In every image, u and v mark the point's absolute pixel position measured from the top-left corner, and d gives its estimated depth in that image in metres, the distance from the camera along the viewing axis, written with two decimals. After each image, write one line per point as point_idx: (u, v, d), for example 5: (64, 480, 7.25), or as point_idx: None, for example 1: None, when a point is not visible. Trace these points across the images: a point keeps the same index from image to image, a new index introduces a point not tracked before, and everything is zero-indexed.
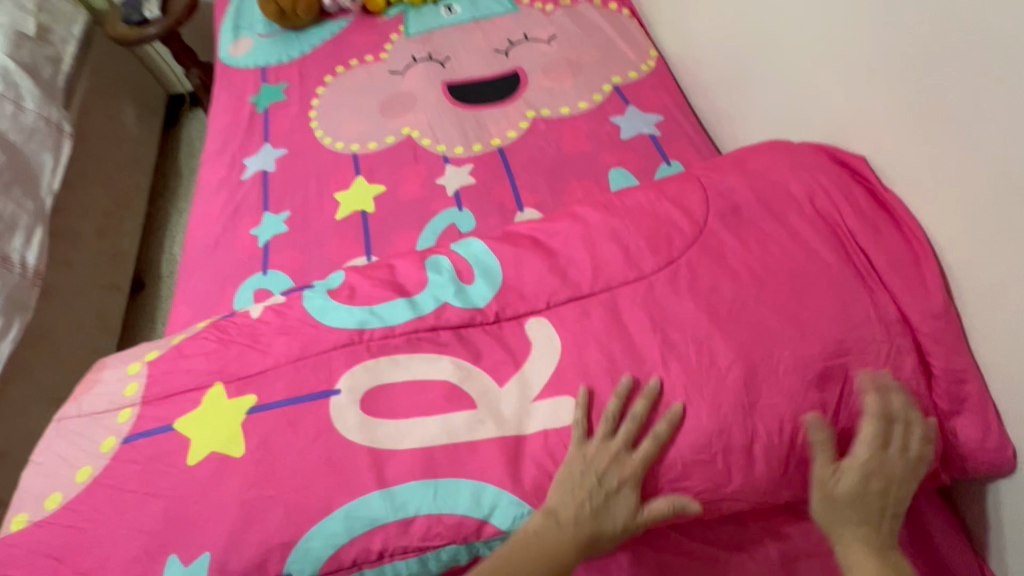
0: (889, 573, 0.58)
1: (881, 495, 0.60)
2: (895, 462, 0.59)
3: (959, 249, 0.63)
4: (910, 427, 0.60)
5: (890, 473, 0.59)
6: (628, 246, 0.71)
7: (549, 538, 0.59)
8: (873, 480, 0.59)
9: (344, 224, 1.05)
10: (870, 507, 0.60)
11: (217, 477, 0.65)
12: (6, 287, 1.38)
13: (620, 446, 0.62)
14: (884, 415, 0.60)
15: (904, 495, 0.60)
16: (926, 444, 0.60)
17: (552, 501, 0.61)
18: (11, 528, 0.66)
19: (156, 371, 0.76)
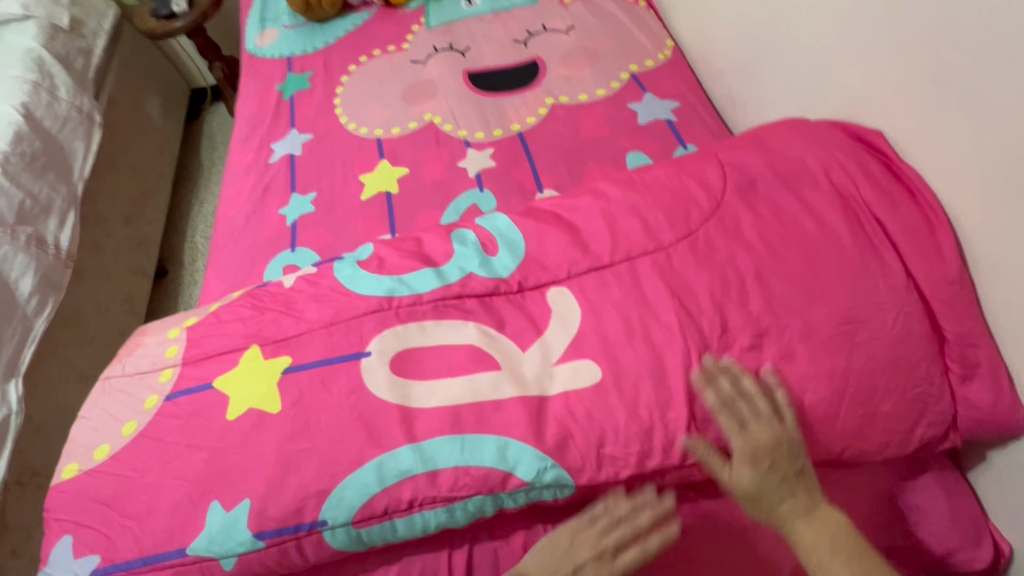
0: (827, 537, 0.59)
1: (777, 467, 0.60)
2: (759, 437, 0.60)
3: (974, 217, 0.64)
4: (755, 400, 0.61)
5: (766, 444, 0.60)
6: (647, 219, 0.74)
7: None
8: (760, 464, 0.60)
9: (370, 205, 1.09)
10: (779, 480, 0.60)
11: (256, 431, 0.68)
12: (41, 267, 1.43)
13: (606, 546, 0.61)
14: (724, 403, 0.61)
15: (796, 451, 0.60)
16: (761, 401, 0.61)
17: (522, 566, 0.62)
18: (62, 477, 0.70)
19: (195, 335, 0.80)
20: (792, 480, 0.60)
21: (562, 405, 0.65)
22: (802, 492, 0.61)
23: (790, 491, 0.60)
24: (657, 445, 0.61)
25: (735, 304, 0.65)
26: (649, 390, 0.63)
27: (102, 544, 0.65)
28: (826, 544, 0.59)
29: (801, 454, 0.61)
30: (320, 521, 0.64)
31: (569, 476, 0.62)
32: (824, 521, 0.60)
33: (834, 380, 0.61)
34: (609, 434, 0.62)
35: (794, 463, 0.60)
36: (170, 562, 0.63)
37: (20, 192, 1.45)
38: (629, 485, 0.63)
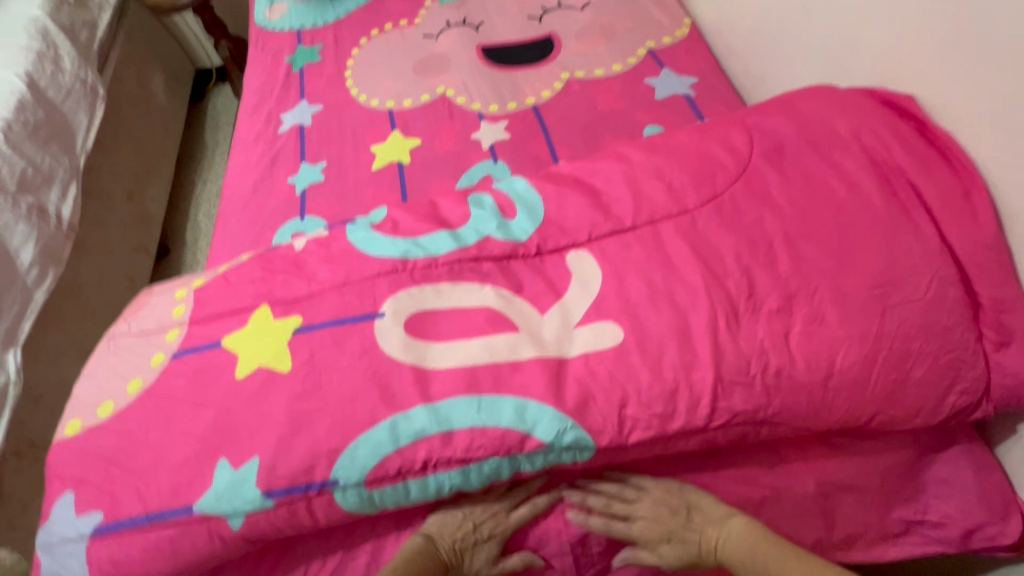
0: (763, 541, 0.59)
1: (671, 522, 0.62)
2: (639, 511, 0.63)
3: (1009, 178, 0.62)
4: (610, 499, 0.64)
5: (649, 511, 0.62)
6: (671, 182, 0.72)
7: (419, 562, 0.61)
8: (657, 529, 0.62)
9: (381, 175, 1.07)
10: (677, 527, 0.62)
11: (266, 389, 0.66)
12: (42, 237, 1.39)
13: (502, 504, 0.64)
14: (598, 520, 0.63)
15: (670, 497, 0.63)
16: (618, 491, 0.64)
17: (430, 528, 0.64)
18: (65, 433, 0.69)
19: (202, 295, 0.78)
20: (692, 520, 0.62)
21: (582, 367, 0.63)
22: (707, 523, 0.62)
23: (697, 527, 0.62)
24: (682, 407, 0.59)
25: (762, 266, 0.64)
26: (674, 351, 0.61)
27: (105, 501, 0.63)
28: (750, 550, 0.59)
29: (681, 492, 0.63)
30: (332, 481, 0.62)
31: (590, 438, 0.60)
32: (740, 529, 0.60)
33: (864, 344, 0.59)
34: (631, 396, 0.60)
35: (681, 503, 0.63)
36: (175, 520, 0.61)
37: (22, 160, 1.41)
38: (651, 449, 0.61)
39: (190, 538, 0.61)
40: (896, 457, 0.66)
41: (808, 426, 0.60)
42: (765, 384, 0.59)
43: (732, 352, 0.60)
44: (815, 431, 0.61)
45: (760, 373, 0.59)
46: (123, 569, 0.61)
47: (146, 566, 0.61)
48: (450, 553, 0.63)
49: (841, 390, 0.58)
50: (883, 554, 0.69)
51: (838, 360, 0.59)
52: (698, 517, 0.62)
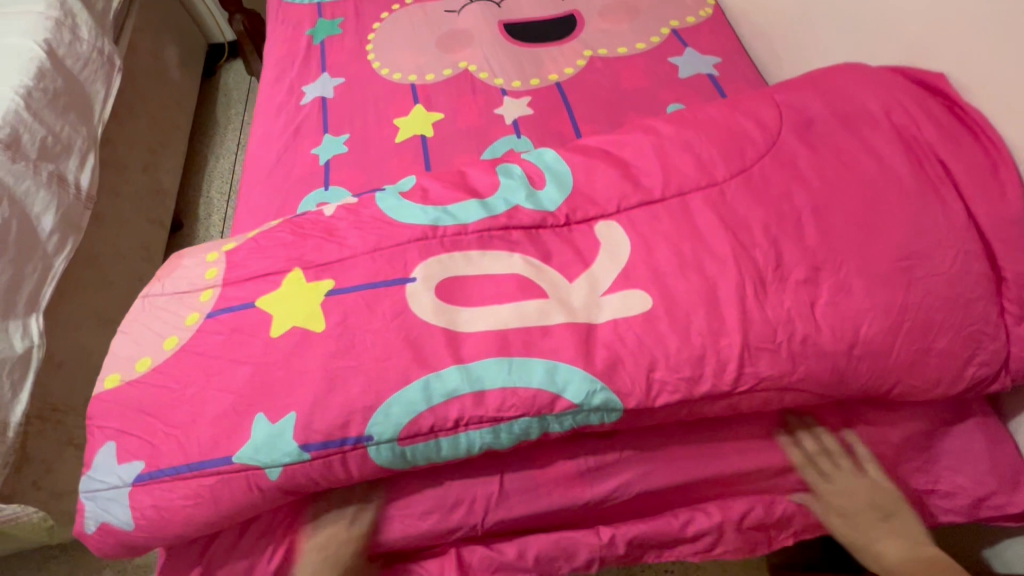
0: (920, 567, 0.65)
1: (860, 514, 0.67)
2: (833, 490, 0.68)
3: None
4: (831, 457, 0.68)
5: (844, 498, 0.67)
6: (700, 156, 0.73)
7: None
8: (840, 511, 0.68)
9: (404, 148, 1.08)
10: (863, 521, 0.67)
11: (301, 348, 0.68)
12: (61, 205, 1.38)
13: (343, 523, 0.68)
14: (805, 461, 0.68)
15: (880, 493, 0.67)
16: (841, 455, 0.68)
17: None
18: (104, 386, 0.71)
19: (235, 258, 0.79)
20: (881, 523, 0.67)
21: (611, 332, 0.64)
22: (887, 529, 0.67)
23: (876, 530, 0.67)
24: (709, 371, 0.61)
25: (790, 238, 0.65)
26: (702, 318, 0.62)
27: (147, 451, 0.65)
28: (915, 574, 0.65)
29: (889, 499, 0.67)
30: (366, 436, 0.63)
31: (618, 400, 0.62)
32: (919, 554, 0.66)
33: (889, 314, 0.60)
34: (660, 360, 0.62)
35: (881, 508, 0.67)
36: (215, 469, 0.63)
37: (42, 128, 1.39)
38: (676, 412, 0.63)
39: (229, 488, 0.63)
40: (911, 428, 0.68)
41: (831, 394, 0.62)
42: (791, 351, 0.60)
43: (759, 320, 0.61)
44: (837, 398, 0.63)
45: (786, 340, 0.60)
46: (165, 515, 0.63)
47: (187, 512, 0.63)
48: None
49: (864, 358, 0.60)
50: None
51: (864, 330, 0.60)
52: (889, 523, 0.67)
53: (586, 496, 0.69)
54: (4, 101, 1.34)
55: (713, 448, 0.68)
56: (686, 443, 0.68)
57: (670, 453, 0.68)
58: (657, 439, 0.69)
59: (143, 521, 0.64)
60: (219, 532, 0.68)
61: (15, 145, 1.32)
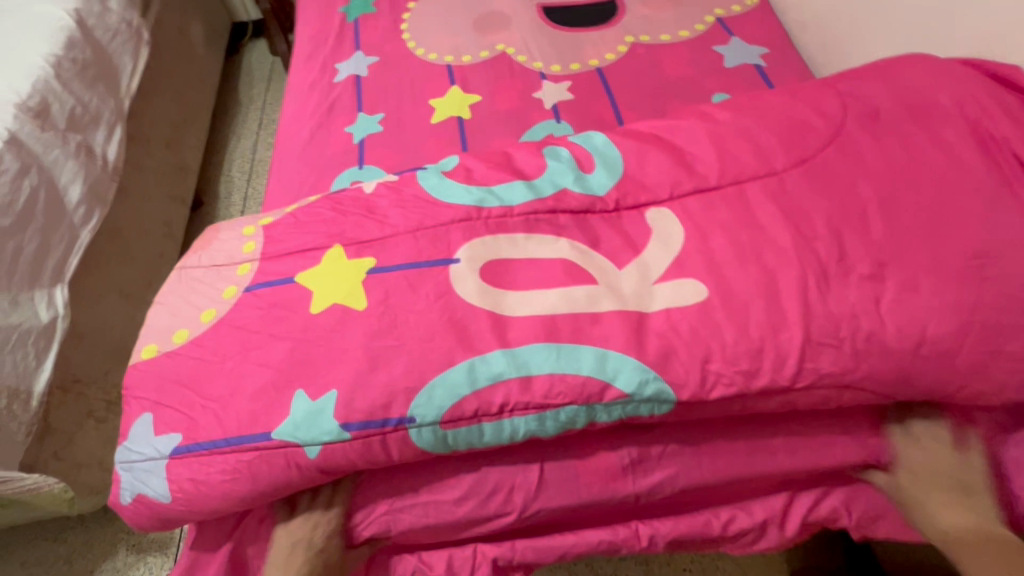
0: (982, 543, 0.60)
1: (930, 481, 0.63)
2: (916, 453, 0.64)
3: None
4: (931, 429, 0.64)
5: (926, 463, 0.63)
6: (757, 146, 0.71)
7: None
8: (914, 474, 0.64)
9: (441, 129, 1.05)
10: (933, 484, 0.63)
11: (342, 325, 0.66)
12: (88, 177, 1.37)
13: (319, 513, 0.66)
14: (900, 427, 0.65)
15: (967, 475, 0.61)
16: (943, 431, 0.63)
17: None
18: (141, 357, 0.70)
19: (273, 233, 0.78)
20: (958, 498, 0.61)
21: (664, 321, 0.62)
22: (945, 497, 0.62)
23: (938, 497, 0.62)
24: (767, 365, 0.58)
25: (854, 231, 0.62)
26: (760, 310, 0.60)
27: (184, 424, 0.64)
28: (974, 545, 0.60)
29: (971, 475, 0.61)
30: (408, 418, 0.62)
31: (671, 391, 0.60)
32: (987, 536, 0.60)
33: (960, 313, 0.57)
34: (715, 352, 0.59)
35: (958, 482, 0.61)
36: (254, 445, 0.61)
37: (71, 98, 1.38)
38: (729, 406, 0.61)
39: (268, 464, 0.61)
40: None
41: (891, 394, 0.60)
42: (854, 348, 0.58)
43: (821, 314, 0.59)
44: (895, 400, 0.61)
45: (849, 337, 0.58)
46: (202, 490, 0.62)
47: (224, 488, 0.62)
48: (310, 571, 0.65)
49: (931, 358, 0.57)
50: None
51: (931, 329, 0.57)
52: (966, 503, 0.61)
53: (627, 490, 0.67)
54: (34, 69, 1.33)
55: (762, 446, 0.66)
56: (733, 440, 0.66)
57: (715, 448, 0.66)
58: (703, 435, 0.67)
59: (179, 494, 0.62)
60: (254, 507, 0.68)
61: (44, 114, 1.31)
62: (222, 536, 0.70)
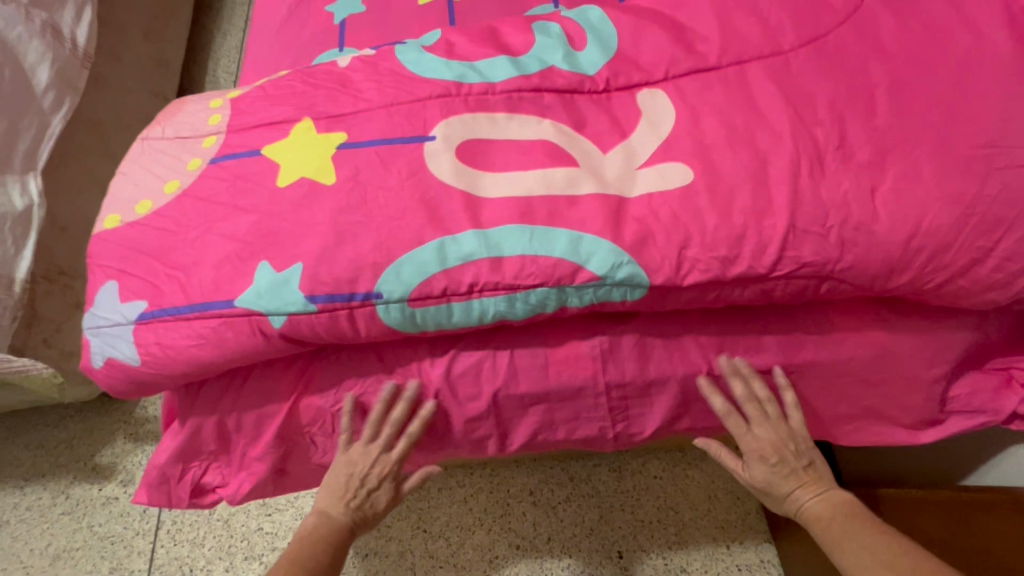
0: (837, 509, 0.65)
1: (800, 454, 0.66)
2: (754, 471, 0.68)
3: None
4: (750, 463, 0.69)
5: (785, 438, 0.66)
6: (766, 23, 0.64)
7: (321, 530, 0.70)
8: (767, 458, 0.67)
9: (428, 11, 0.96)
10: (792, 476, 0.67)
11: (309, 200, 0.63)
12: (57, 59, 1.28)
13: (343, 446, 0.70)
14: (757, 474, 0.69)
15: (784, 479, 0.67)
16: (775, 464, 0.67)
17: (323, 504, 0.71)
18: (104, 226, 0.68)
19: (240, 106, 0.73)
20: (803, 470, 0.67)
21: (644, 206, 0.59)
22: (813, 481, 0.67)
23: (802, 485, 0.67)
24: (747, 252, 0.56)
25: (857, 116, 0.58)
26: (746, 195, 0.57)
27: (149, 291, 0.63)
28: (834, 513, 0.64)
29: (810, 450, 0.66)
30: (376, 294, 0.60)
31: (644, 275, 0.58)
32: (839, 501, 0.65)
33: (957, 205, 0.54)
34: (694, 237, 0.57)
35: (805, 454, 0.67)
36: (217, 311, 0.60)
37: None
38: (703, 296, 0.59)
39: (232, 331, 0.61)
40: (949, 340, 0.64)
41: (871, 289, 0.58)
42: (840, 237, 0.55)
43: (810, 201, 0.56)
44: (878, 294, 0.59)
45: (837, 225, 0.55)
46: (169, 354, 0.62)
47: (191, 354, 0.62)
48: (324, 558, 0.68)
49: (920, 251, 0.55)
50: (916, 436, 0.71)
51: (925, 221, 0.54)
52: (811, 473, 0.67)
53: (595, 379, 0.67)
54: None
55: (733, 342, 0.65)
56: (704, 334, 0.66)
57: (686, 343, 0.66)
58: (678, 329, 0.66)
59: (147, 358, 0.62)
60: (237, 369, 0.69)
61: None
62: (207, 411, 0.70)
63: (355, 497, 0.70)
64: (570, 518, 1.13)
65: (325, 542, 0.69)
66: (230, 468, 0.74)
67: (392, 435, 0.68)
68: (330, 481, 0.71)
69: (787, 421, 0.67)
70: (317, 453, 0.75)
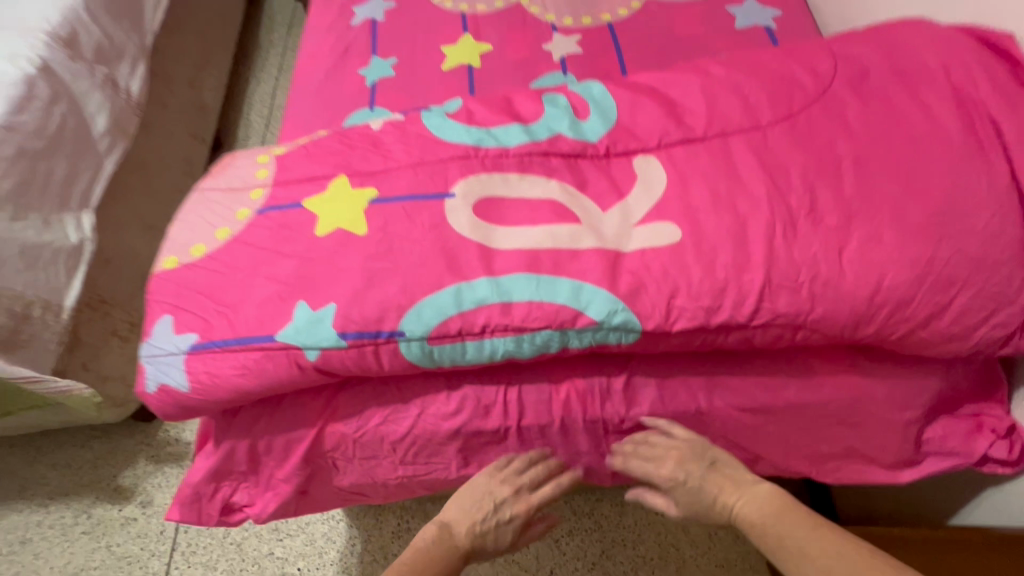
0: (767, 501, 0.66)
1: (701, 462, 0.71)
2: (678, 494, 0.72)
3: None
4: (672, 489, 0.72)
5: (680, 455, 0.71)
6: (746, 100, 0.73)
7: (441, 548, 0.71)
8: (677, 479, 0.71)
9: (451, 76, 1.08)
10: (710, 483, 0.70)
11: (343, 247, 0.72)
12: (113, 110, 1.42)
13: (495, 468, 0.76)
14: (684, 498, 0.72)
15: (699, 491, 0.70)
16: (687, 479, 0.71)
17: (449, 517, 0.74)
18: (163, 267, 0.77)
19: (284, 162, 0.83)
20: (713, 475, 0.70)
21: (637, 260, 0.67)
22: (728, 481, 0.70)
23: (720, 487, 0.70)
24: (728, 303, 0.63)
25: (826, 185, 0.66)
26: (728, 252, 0.64)
27: (199, 325, 0.71)
28: (768, 513, 0.65)
29: (709, 451, 0.71)
30: (399, 332, 0.68)
31: (637, 321, 0.65)
32: (764, 494, 0.67)
33: (914, 266, 0.61)
34: (681, 288, 0.64)
35: (704, 457, 0.71)
36: (260, 345, 0.69)
37: (98, 30, 1.42)
38: (691, 340, 0.66)
39: (272, 362, 0.69)
40: (920, 385, 0.69)
41: (842, 337, 0.64)
42: (811, 292, 0.62)
43: (784, 259, 0.63)
44: (848, 343, 0.65)
45: (808, 281, 0.62)
46: (214, 381, 0.70)
47: (234, 381, 0.70)
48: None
49: (882, 306, 0.61)
50: (895, 476, 0.76)
51: (886, 279, 0.61)
52: (722, 474, 0.70)
53: (594, 413, 0.73)
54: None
55: (720, 382, 0.72)
56: (693, 374, 0.72)
57: (678, 382, 0.72)
58: (669, 368, 0.73)
59: (195, 384, 0.70)
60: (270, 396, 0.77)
61: (72, 44, 1.36)
62: (240, 434, 0.77)
63: (482, 519, 0.73)
64: (571, 551, 1.16)
65: (441, 559, 0.70)
66: (258, 488, 0.81)
67: (539, 475, 0.76)
68: (464, 497, 0.75)
69: (677, 437, 0.72)
70: (338, 475, 0.81)
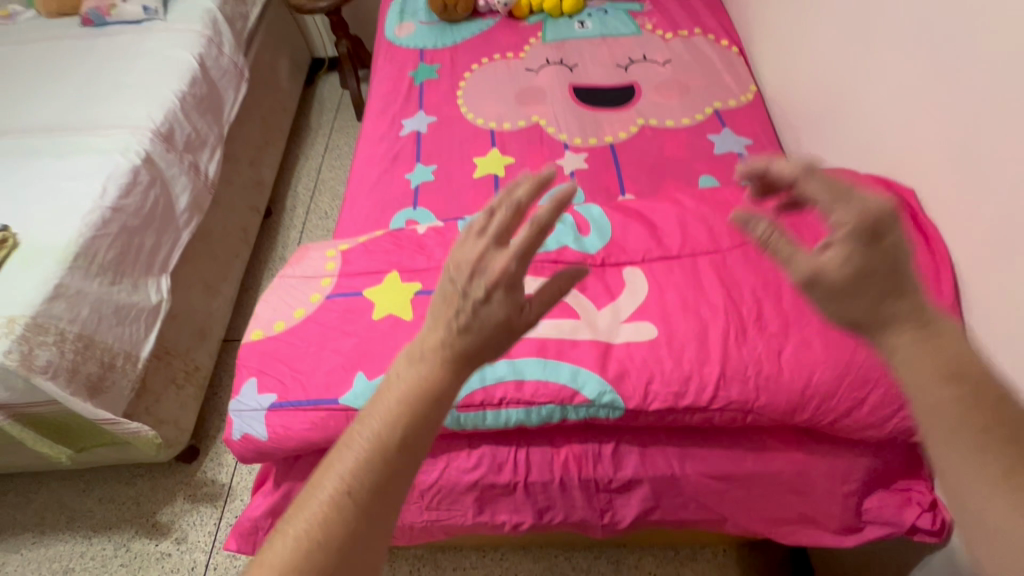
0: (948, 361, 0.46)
1: (887, 253, 0.47)
2: (842, 258, 0.47)
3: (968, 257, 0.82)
4: (838, 243, 0.47)
5: (875, 224, 0.46)
6: (711, 228, 0.95)
7: (409, 381, 0.51)
8: (859, 236, 0.46)
9: (480, 183, 1.32)
10: (886, 284, 0.47)
11: (393, 330, 0.92)
12: (194, 190, 1.69)
13: (471, 234, 0.55)
14: (848, 266, 0.47)
15: (882, 271, 0.47)
16: (879, 261, 0.47)
17: (420, 341, 0.54)
18: (251, 337, 0.98)
19: (348, 257, 1.06)
20: (892, 272, 0.47)
21: (623, 351, 0.86)
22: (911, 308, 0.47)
23: (897, 288, 0.47)
24: (692, 389, 0.81)
25: (769, 300, 0.85)
26: (692, 349, 0.83)
27: (278, 387, 0.91)
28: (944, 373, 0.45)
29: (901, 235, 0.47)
30: None
31: (621, 401, 0.83)
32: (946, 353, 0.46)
33: (836, 367, 0.79)
34: (656, 376, 0.83)
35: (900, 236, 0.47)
36: (326, 406, 0.88)
37: (189, 126, 1.72)
38: (664, 417, 0.84)
39: (334, 420, 0.88)
40: (853, 462, 0.85)
41: (784, 420, 0.82)
42: (757, 383, 0.80)
43: (735, 357, 0.82)
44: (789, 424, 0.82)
45: (754, 374, 0.80)
46: (287, 433, 0.88)
47: (302, 433, 0.88)
48: (416, 418, 0.50)
49: (812, 397, 0.79)
50: (841, 539, 0.90)
51: (814, 376, 0.79)
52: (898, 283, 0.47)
53: (588, 472, 0.90)
54: (166, 103, 1.68)
55: (690, 452, 0.88)
56: (668, 445, 0.89)
57: (656, 449, 0.89)
58: (650, 438, 0.90)
59: (271, 434, 0.89)
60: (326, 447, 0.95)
61: (169, 138, 1.65)
62: (299, 477, 0.95)
63: (457, 312, 0.52)
64: None
65: (431, 393, 0.51)
66: None
67: (511, 221, 0.53)
68: (433, 308, 0.55)
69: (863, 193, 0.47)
70: None
